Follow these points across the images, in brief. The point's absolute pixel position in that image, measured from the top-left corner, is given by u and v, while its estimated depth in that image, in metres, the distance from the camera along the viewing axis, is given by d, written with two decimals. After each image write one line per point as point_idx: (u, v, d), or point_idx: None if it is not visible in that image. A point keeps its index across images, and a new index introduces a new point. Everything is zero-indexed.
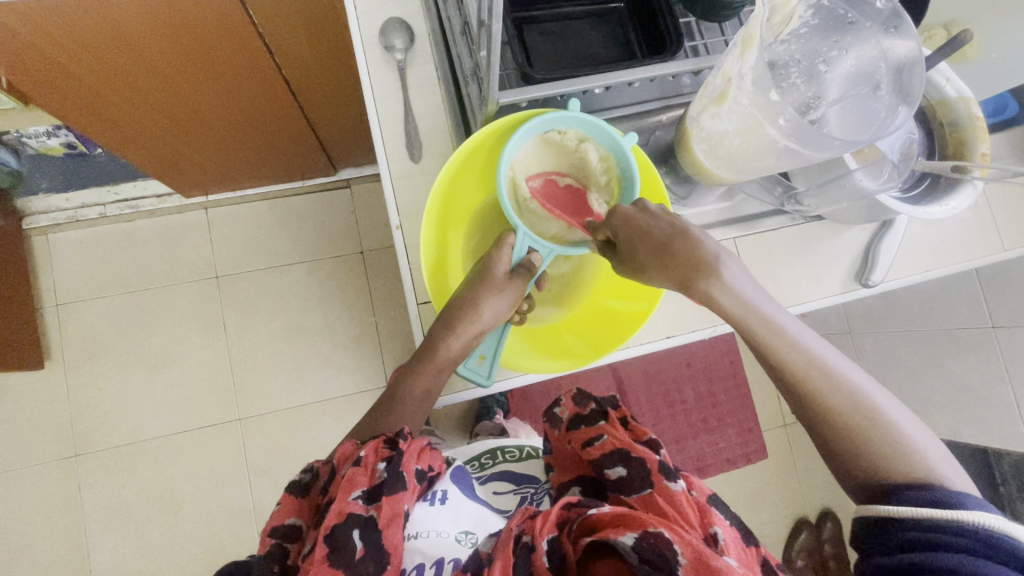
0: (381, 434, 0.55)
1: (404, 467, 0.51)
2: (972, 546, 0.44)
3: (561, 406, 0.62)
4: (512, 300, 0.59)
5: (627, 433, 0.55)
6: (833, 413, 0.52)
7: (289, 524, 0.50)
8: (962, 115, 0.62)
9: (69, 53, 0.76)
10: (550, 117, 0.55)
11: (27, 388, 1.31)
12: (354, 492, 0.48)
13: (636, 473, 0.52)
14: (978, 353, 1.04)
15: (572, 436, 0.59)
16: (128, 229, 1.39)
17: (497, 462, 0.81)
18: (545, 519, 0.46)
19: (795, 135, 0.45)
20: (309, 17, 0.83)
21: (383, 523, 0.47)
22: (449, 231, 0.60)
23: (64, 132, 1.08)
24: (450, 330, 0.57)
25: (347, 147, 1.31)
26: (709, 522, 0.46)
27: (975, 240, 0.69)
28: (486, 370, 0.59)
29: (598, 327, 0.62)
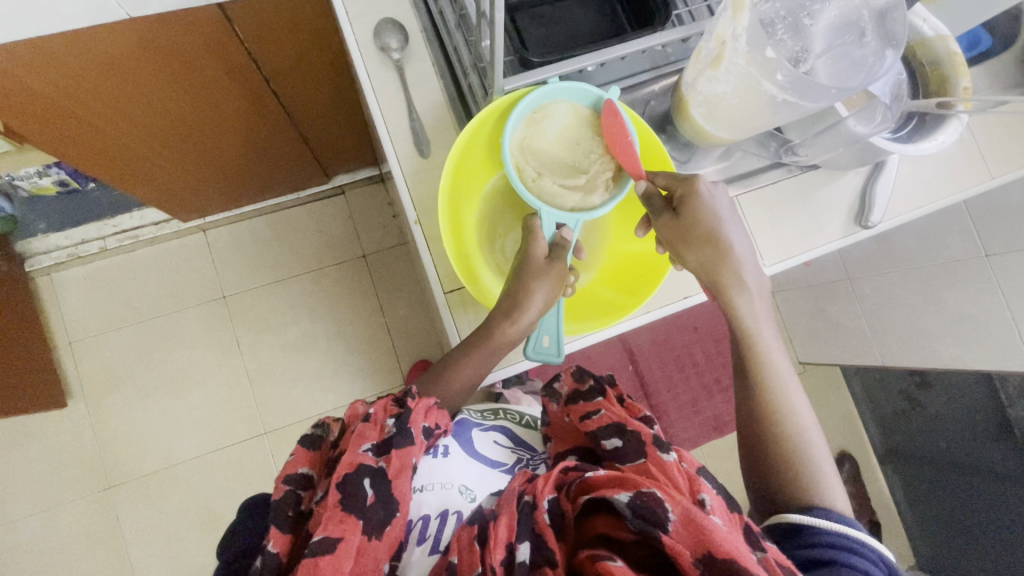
0: (389, 393, 0.56)
1: (412, 423, 0.53)
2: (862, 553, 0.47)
3: (561, 381, 0.62)
4: (556, 281, 0.57)
5: (623, 409, 0.55)
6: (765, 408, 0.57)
7: (301, 473, 0.51)
8: (940, 52, 0.64)
9: (58, 88, 0.77)
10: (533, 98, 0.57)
11: (52, 428, 1.33)
12: (365, 444, 0.50)
13: (631, 444, 0.51)
14: (974, 282, 1.08)
15: (569, 411, 0.59)
16: (129, 260, 1.40)
17: (498, 418, 0.79)
18: (546, 480, 0.49)
19: (792, 88, 0.47)
20: (294, 30, 0.84)
21: (393, 473, 0.49)
22: (467, 231, 0.62)
23: (56, 169, 1.08)
24: (509, 318, 0.57)
25: (339, 153, 1.31)
26: (698, 488, 0.45)
27: (963, 171, 0.72)
28: (556, 347, 0.59)
29: (626, 275, 0.65)
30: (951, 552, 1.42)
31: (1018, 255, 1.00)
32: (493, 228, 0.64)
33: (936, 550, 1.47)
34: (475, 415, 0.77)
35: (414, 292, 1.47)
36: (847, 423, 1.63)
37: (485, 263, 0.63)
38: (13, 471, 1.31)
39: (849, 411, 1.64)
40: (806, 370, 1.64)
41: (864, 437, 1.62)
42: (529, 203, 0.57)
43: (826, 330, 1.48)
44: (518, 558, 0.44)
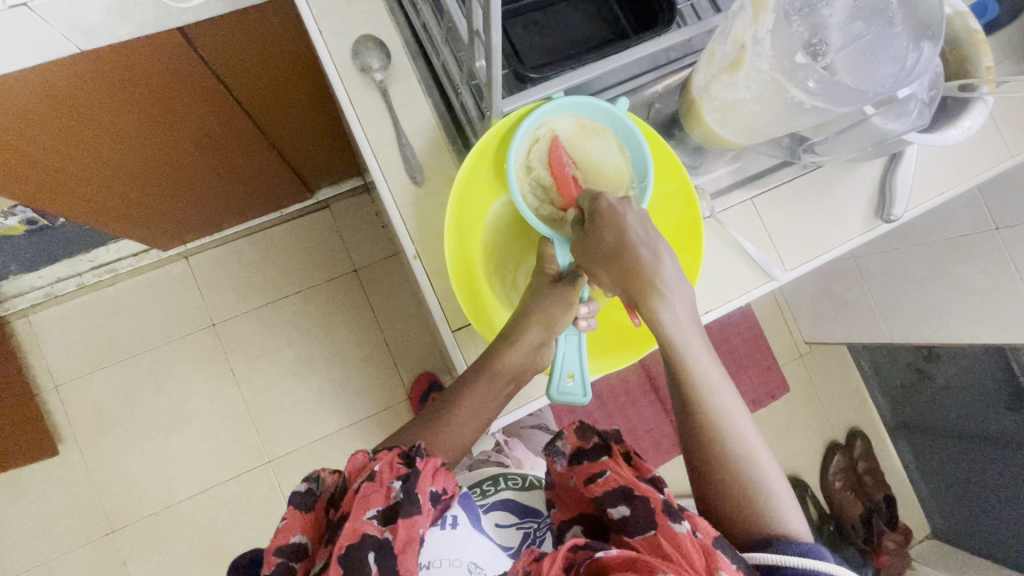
0: (394, 447, 0.52)
1: (420, 487, 0.48)
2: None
3: (562, 440, 0.56)
4: (565, 303, 0.55)
5: (631, 469, 0.50)
6: (714, 452, 0.51)
7: (295, 542, 0.47)
8: (960, 30, 0.60)
9: (11, 131, 0.70)
10: (536, 115, 0.52)
11: (46, 476, 1.27)
12: (370, 510, 0.46)
13: (641, 514, 0.47)
14: (984, 256, 1.06)
15: (574, 471, 0.54)
16: (110, 295, 1.33)
17: (500, 489, 0.75)
18: (552, 559, 0.45)
19: (822, 93, 0.43)
20: (263, 47, 0.78)
21: (399, 547, 0.45)
22: (476, 265, 0.57)
23: (21, 210, 1.01)
24: (508, 343, 0.55)
25: (321, 168, 1.25)
26: (715, 566, 0.42)
27: (983, 153, 0.68)
28: (582, 388, 0.54)
29: None
30: (968, 522, 1.42)
31: None
32: (502, 258, 0.60)
33: (951, 519, 1.48)
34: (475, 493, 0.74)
35: (410, 304, 1.42)
36: (857, 400, 1.62)
37: (495, 295, 0.59)
38: (10, 524, 1.26)
39: (857, 387, 1.63)
40: (813, 350, 1.62)
41: (873, 412, 1.61)
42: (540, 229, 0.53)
43: (831, 309, 1.46)
44: None
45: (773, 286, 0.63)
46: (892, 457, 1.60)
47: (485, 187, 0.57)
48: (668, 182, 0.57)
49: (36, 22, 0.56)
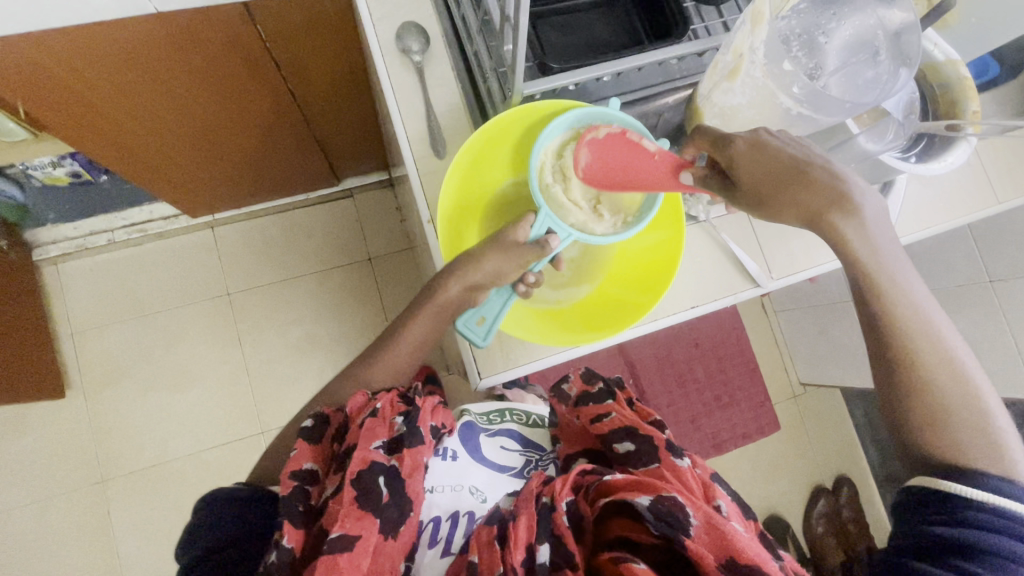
0: (392, 390, 0.59)
1: (421, 423, 0.55)
2: (999, 525, 0.47)
3: (569, 383, 0.68)
4: (516, 261, 0.56)
5: (633, 413, 0.61)
6: (920, 384, 0.52)
7: (308, 469, 0.52)
8: (951, 76, 0.65)
9: (80, 77, 0.77)
10: (587, 113, 0.57)
11: (49, 419, 1.32)
12: (376, 442, 0.52)
13: (643, 447, 0.56)
14: (978, 308, 1.08)
15: (580, 412, 0.65)
16: (136, 254, 1.40)
17: (505, 420, 0.79)
18: (564, 482, 0.51)
19: (808, 102, 0.49)
20: (313, 30, 0.85)
21: (405, 471, 0.51)
22: (463, 211, 0.62)
23: (70, 161, 1.09)
24: (452, 274, 0.58)
25: (350, 157, 1.32)
26: (712, 495, 0.49)
27: (971, 195, 0.72)
28: (484, 333, 0.58)
29: (604, 313, 0.62)
30: None
31: (1021, 283, 1.00)
32: (490, 223, 0.64)
33: None
34: (481, 419, 0.76)
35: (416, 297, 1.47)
36: (847, 446, 1.62)
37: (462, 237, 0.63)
38: (8, 461, 1.30)
39: (848, 434, 1.63)
40: (807, 391, 1.64)
41: (863, 460, 1.61)
42: (534, 196, 0.55)
43: (827, 350, 1.48)
44: (539, 558, 0.47)
45: (757, 294, 0.66)
46: (878, 507, 1.59)
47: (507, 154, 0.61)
48: (666, 226, 0.60)
49: None
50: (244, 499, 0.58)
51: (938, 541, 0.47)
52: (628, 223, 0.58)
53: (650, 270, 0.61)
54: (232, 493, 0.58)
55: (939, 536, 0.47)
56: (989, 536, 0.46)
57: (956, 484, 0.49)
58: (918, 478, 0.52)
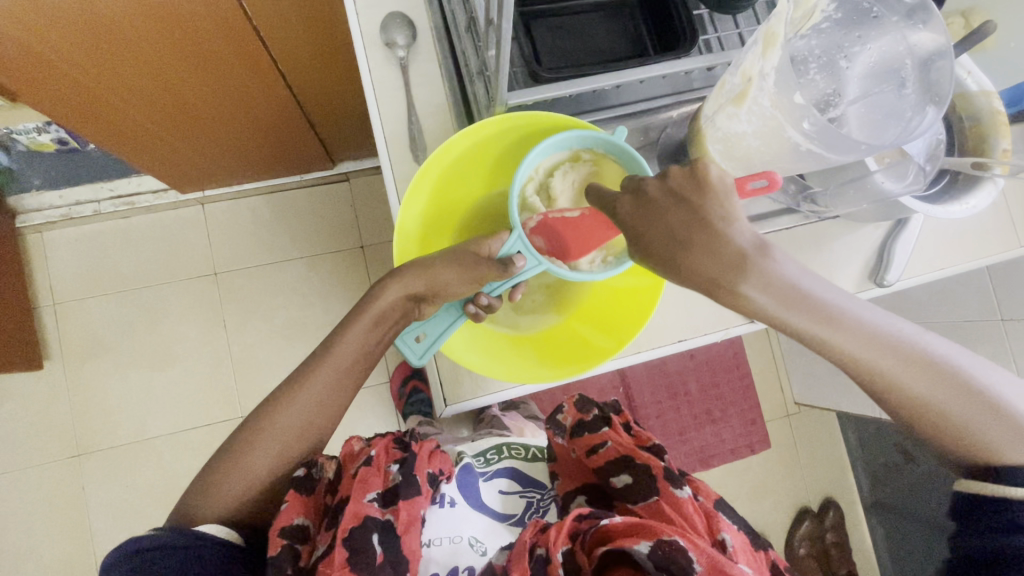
0: (388, 435, 0.59)
1: (417, 470, 0.56)
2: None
3: (563, 413, 0.65)
4: (469, 275, 0.51)
5: (629, 439, 0.59)
6: (911, 400, 0.49)
7: (298, 524, 0.51)
8: (983, 108, 0.60)
9: (55, 50, 0.73)
10: (588, 136, 0.51)
11: (28, 388, 1.30)
12: (370, 494, 0.52)
13: (641, 480, 0.56)
14: (987, 345, 1.03)
15: (576, 443, 0.63)
16: (123, 226, 1.37)
17: (502, 457, 0.82)
18: (558, 530, 0.51)
19: (820, 139, 0.43)
20: (303, 9, 0.80)
21: (401, 527, 0.51)
22: (437, 213, 0.57)
23: (55, 128, 1.05)
24: (396, 278, 0.53)
25: (346, 140, 1.27)
26: (716, 529, 0.50)
27: (993, 237, 0.67)
28: (422, 351, 0.52)
29: (565, 349, 0.57)
30: None
31: None
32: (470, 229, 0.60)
33: None
34: (478, 462, 0.80)
35: None
36: (837, 470, 1.59)
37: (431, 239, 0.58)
38: None
39: (840, 457, 1.60)
40: (801, 411, 1.60)
41: (852, 485, 1.58)
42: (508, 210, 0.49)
43: (825, 372, 1.43)
44: None
45: (750, 331, 0.62)
46: (863, 534, 1.56)
47: (491, 161, 0.56)
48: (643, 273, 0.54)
49: None
50: (157, 547, 0.50)
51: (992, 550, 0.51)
52: (607, 263, 0.53)
53: (618, 314, 0.56)
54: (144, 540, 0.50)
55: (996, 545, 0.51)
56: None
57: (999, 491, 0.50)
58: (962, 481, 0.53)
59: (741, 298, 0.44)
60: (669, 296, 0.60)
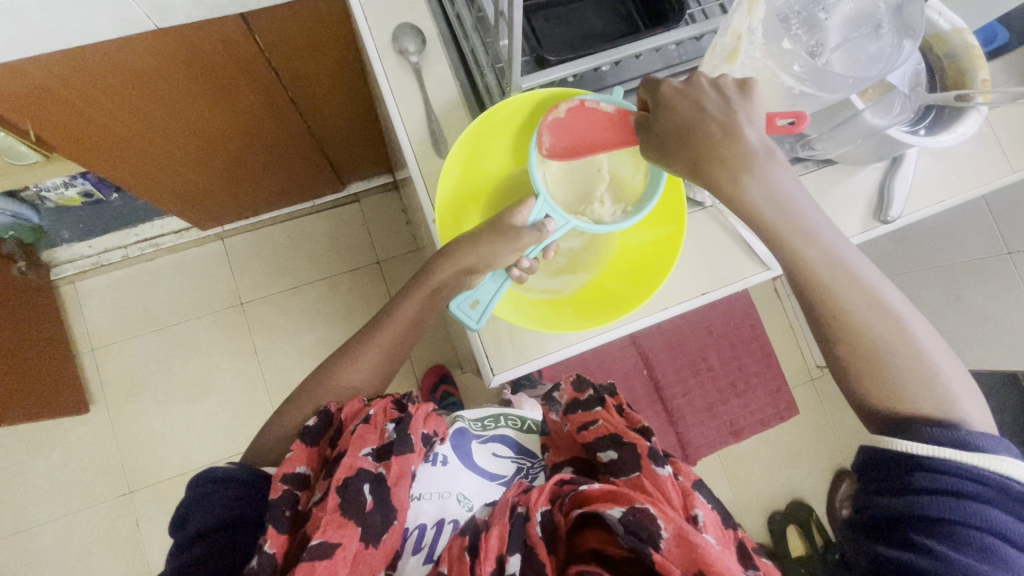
0: (387, 395, 0.60)
1: (412, 431, 0.56)
2: (985, 495, 0.45)
3: (561, 391, 0.65)
4: (514, 245, 0.55)
5: (621, 419, 0.59)
6: (857, 339, 0.50)
7: (300, 473, 0.53)
8: (957, 46, 0.64)
9: (87, 100, 0.79)
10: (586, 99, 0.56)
11: (75, 433, 1.35)
12: (365, 448, 0.53)
13: (627, 456, 0.55)
14: (997, 281, 1.06)
15: (568, 419, 0.63)
16: (149, 268, 1.42)
17: (499, 425, 0.79)
18: (540, 491, 0.52)
19: (810, 80, 0.48)
20: (312, 40, 0.85)
21: (392, 480, 0.52)
22: (468, 195, 0.62)
23: (81, 180, 1.11)
24: (448, 258, 0.57)
25: (354, 161, 1.32)
26: (690, 505, 0.50)
27: (986, 165, 0.70)
28: (478, 315, 0.56)
29: (597, 304, 0.60)
30: None
31: None
32: (495, 207, 0.64)
33: None
34: (474, 426, 0.77)
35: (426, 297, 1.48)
36: None
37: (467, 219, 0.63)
38: (36, 476, 1.33)
39: None
40: (825, 374, 1.62)
41: None
42: (533, 182, 0.54)
43: None
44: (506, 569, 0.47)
45: (769, 279, 0.65)
46: None
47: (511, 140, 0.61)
48: (664, 227, 0.59)
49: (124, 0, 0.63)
50: (236, 483, 0.54)
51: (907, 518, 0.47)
52: (627, 213, 0.57)
53: (643, 267, 0.60)
54: (233, 472, 0.55)
55: (913, 507, 0.47)
56: (973, 510, 0.45)
57: (915, 445, 0.48)
58: (876, 440, 0.50)
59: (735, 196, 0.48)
60: (688, 252, 0.64)
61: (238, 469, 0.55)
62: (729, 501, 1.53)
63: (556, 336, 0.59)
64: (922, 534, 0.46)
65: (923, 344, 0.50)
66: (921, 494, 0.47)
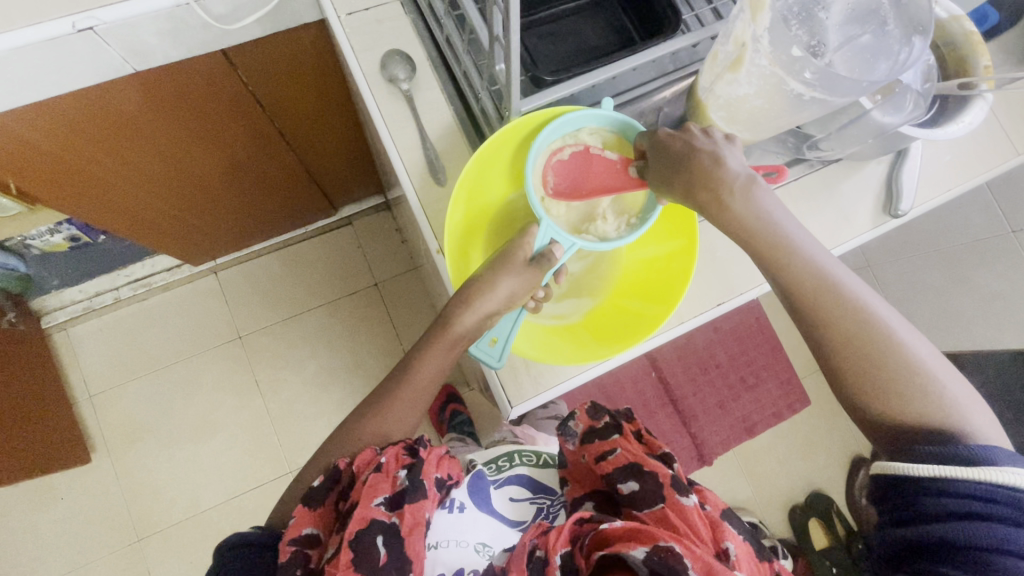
0: (399, 441, 0.57)
1: (424, 474, 0.53)
2: (1006, 514, 0.42)
3: (574, 420, 0.61)
4: (527, 282, 0.55)
5: (640, 447, 0.56)
6: (870, 365, 0.49)
7: (308, 534, 0.50)
8: (957, 33, 0.63)
9: (66, 147, 0.76)
10: (579, 116, 0.55)
11: (79, 484, 1.31)
12: (377, 497, 0.50)
13: (649, 487, 0.52)
14: (1003, 260, 1.05)
15: (585, 449, 0.59)
16: (143, 309, 1.39)
17: (514, 465, 0.77)
18: (558, 534, 0.49)
19: (820, 85, 0.47)
20: (296, 70, 0.83)
21: (405, 530, 0.49)
22: (473, 229, 0.61)
23: (66, 227, 1.08)
24: (466, 302, 0.55)
25: (345, 185, 1.31)
26: (721, 538, 0.48)
27: (991, 150, 0.69)
28: (498, 353, 0.55)
29: (614, 325, 0.59)
30: None
31: None
32: (500, 234, 0.62)
33: None
34: (488, 471, 0.77)
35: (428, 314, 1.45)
36: None
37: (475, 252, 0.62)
38: (42, 531, 1.29)
39: None
40: None
41: None
42: (533, 208, 0.53)
43: None
44: None
45: None
46: None
47: (510, 166, 0.59)
48: (678, 240, 0.58)
49: (100, 44, 0.61)
50: (251, 545, 0.52)
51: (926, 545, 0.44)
52: (632, 225, 0.56)
53: (655, 284, 0.59)
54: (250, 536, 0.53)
55: (932, 535, 0.43)
56: (1002, 532, 0.41)
57: (920, 465, 0.45)
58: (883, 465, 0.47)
59: (723, 213, 0.50)
60: (700, 266, 0.63)
61: (253, 530, 0.53)
62: (749, 498, 1.51)
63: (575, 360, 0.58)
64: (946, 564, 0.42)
65: (930, 369, 0.49)
66: (935, 518, 0.44)
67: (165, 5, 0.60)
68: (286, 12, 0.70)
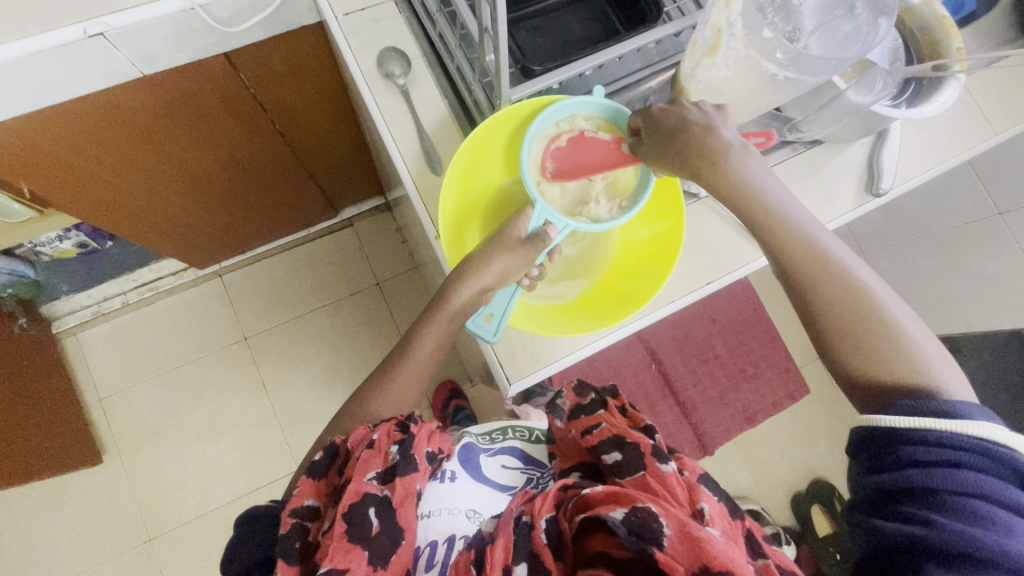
0: (392, 417, 0.59)
1: (416, 449, 0.55)
2: (976, 462, 0.44)
3: (562, 398, 0.65)
4: (523, 259, 0.57)
5: (624, 420, 0.58)
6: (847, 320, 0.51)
7: (308, 506, 0.52)
8: (929, 18, 0.65)
9: (76, 151, 0.79)
10: (568, 104, 0.58)
11: (90, 486, 1.34)
12: (370, 472, 0.52)
13: (630, 456, 0.54)
14: (992, 242, 1.07)
15: (573, 425, 0.62)
16: (150, 312, 1.42)
17: (507, 438, 0.79)
18: (544, 499, 0.50)
19: (792, 66, 0.50)
20: (296, 73, 0.85)
21: (398, 500, 0.51)
22: (469, 214, 0.63)
23: (75, 232, 1.11)
24: (462, 283, 0.57)
25: (346, 187, 1.33)
26: (697, 499, 0.49)
27: (968, 131, 0.71)
28: (494, 328, 0.58)
29: (606, 304, 0.61)
30: None
31: None
32: (494, 221, 0.65)
33: None
34: (481, 441, 0.77)
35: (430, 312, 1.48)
36: None
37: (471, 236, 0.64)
38: (55, 532, 1.32)
39: None
40: None
41: None
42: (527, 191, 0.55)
43: None
44: None
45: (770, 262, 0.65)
46: None
47: (503, 153, 0.62)
48: (666, 221, 0.60)
49: (109, 50, 0.64)
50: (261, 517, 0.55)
51: (898, 492, 0.46)
52: (623, 208, 0.59)
53: (643, 264, 0.61)
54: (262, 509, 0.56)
55: (904, 482, 0.45)
56: (973, 479, 0.43)
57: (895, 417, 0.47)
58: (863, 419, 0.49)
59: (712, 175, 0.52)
60: (687, 246, 0.65)
61: (265, 505, 0.56)
62: (751, 486, 1.53)
63: (569, 338, 0.60)
64: (916, 507, 0.44)
65: (909, 333, 0.51)
66: (908, 465, 0.45)
67: (170, 11, 0.63)
68: (285, 15, 0.73)
